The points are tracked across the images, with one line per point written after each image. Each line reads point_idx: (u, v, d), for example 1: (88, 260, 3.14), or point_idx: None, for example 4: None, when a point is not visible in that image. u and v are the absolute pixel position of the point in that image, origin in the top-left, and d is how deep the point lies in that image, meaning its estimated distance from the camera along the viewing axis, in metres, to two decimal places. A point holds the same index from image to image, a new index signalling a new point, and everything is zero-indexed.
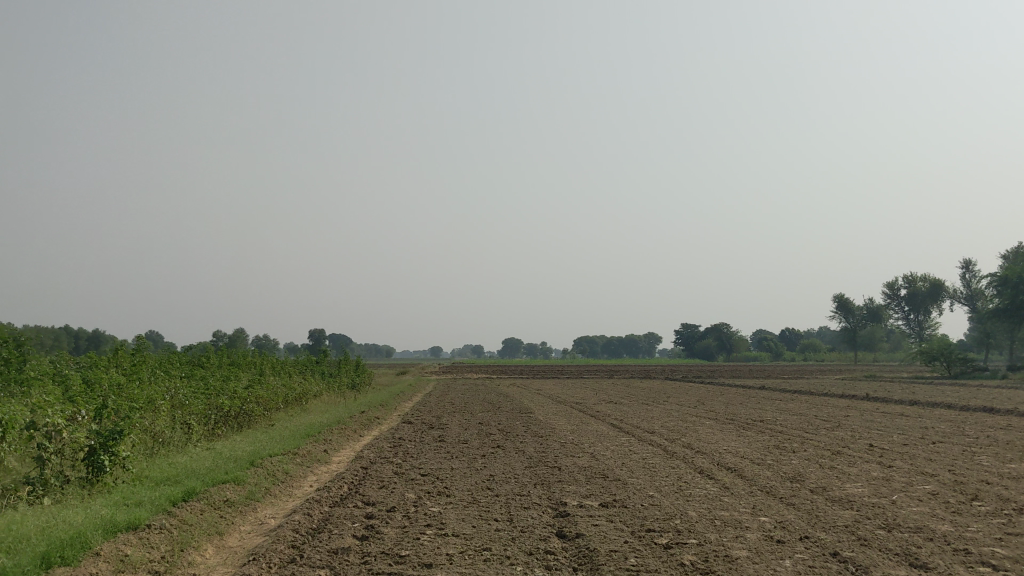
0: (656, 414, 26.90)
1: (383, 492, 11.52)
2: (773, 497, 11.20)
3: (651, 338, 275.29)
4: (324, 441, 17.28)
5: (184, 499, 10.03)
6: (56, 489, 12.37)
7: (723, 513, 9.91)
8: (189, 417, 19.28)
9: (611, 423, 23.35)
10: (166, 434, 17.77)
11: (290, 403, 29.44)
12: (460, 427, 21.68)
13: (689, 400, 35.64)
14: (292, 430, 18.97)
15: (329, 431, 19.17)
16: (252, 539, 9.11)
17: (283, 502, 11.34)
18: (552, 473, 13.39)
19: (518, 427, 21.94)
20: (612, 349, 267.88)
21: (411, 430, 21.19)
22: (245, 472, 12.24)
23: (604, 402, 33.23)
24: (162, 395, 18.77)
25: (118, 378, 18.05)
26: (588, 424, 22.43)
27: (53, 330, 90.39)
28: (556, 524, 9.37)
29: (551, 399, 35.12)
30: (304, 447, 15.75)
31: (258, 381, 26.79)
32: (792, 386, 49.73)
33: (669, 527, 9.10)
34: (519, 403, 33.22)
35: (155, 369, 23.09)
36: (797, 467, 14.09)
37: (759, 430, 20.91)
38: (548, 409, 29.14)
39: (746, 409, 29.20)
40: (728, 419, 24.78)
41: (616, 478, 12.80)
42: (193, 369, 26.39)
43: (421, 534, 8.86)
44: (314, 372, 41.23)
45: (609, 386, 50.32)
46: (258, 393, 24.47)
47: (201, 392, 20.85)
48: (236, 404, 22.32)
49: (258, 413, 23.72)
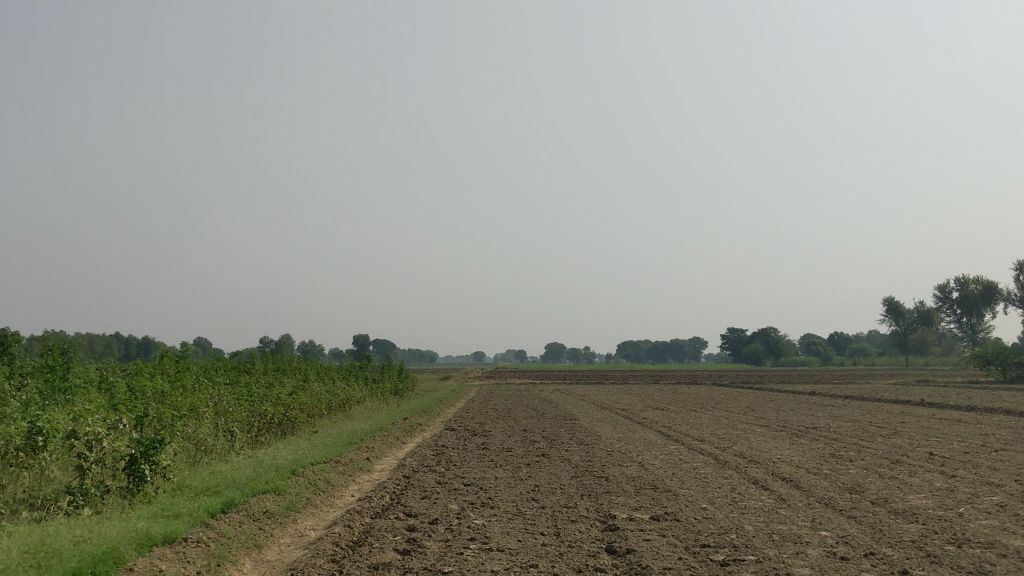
0: (704, 421, 26.32)
1: (425, 503, 11.20)
2: (832, 509, 10.69)
3: (696, 343, 272.96)
4: (366, 448, 17.04)
5: (223, 510, 9.82)
6: (96, 499, 12.28)
7: (782, 528, 9.45)
8: (233, 424, 19.19)
9: (658, 430, 22.84)
10: (209, 442, 17.68)
11: (334, 409, 29.35)
12: (505, 434, 21.33)
13: (736, 405, 34.98)
14: (335, 438, 18.77)
15: (372, 439, 18.93)
16: (291, 553, 8.82)
17: (324, 513, 11.08)
18: (599, 483, 12.97)
19: (563, 434, 21.54)
20: (656, 354, 266.06)
21: (455, 437, 20.89)
22: (286, 481, 12.01)
23: (650, 408, 32.67)
24: (206, 402, 18.70)
25: (162, 385, 18.02)
26: (635, 431, 21.97)
27: (103, 336, 91.87)
28: (605, 539, 8.98)
29: (595, 405, 34.67)
30: (347, 455, 15.52)
31: (302, 387, 26.70)
32: (842, 390, 48.70)
33: (725, 542, 8.66)
34: (564, 409, 32.79)
35: (199, 376, 23.09)
36: (856, 477, 13.53)
37: (812, 437, 20.30)
38: (594, 415, 28.67)
39: (796, 415, 28.52)
40: (779, 426, 24.13)
41: (666, 489, 12.36)
42: (237, 376, 26.40)
43: (465, 549, 8.51)
44: (358, 377, 41.22)
45: (655, 392, 49.68)
46: (302, 400, 24.35)
47: (244, 399, 20.77)
48: (279, 411, 22.22)
49: (301, 420, 23.60)
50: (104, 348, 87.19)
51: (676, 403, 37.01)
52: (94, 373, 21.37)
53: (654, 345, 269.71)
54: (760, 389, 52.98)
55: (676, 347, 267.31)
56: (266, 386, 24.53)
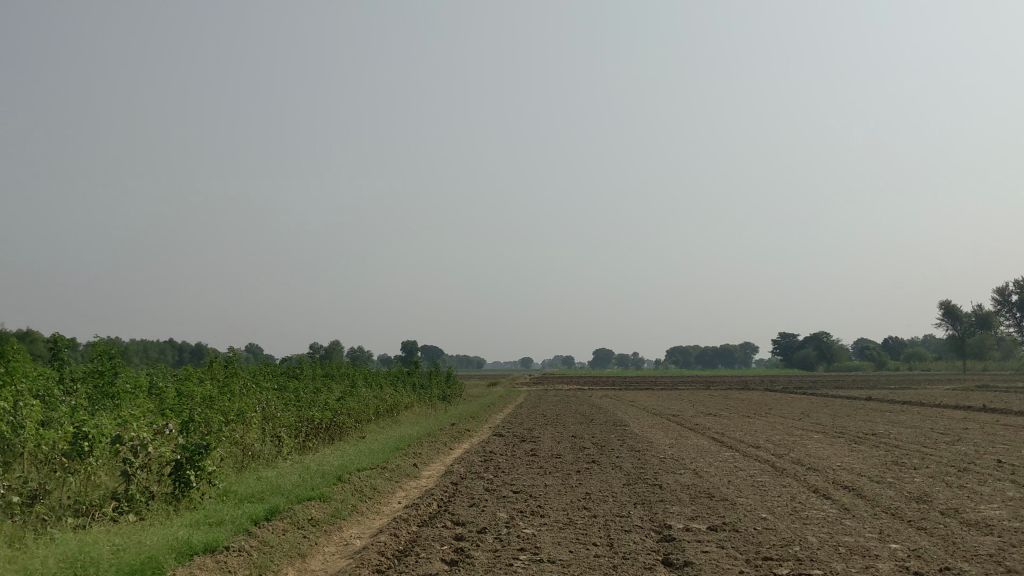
0: (759, 427, 25.70)
1: (473, 511, 10.87)
2: (900, 520, 10.17)
3: (747, 348, 269.82)
4: (414, 454, 16.78)
5: (267, 518, 9.61)
6: (142, 506, 12.20)
7: (847, 540, 8.96)
8: (281, 429, 19.10)
9: (712, 436, 22.30)
10: (256, 447, 17.59)
11: (382, 415, 29.23)
12: (554, 440, 20.96)
13: (791, 411, 34.20)
14: (382, 443, 18.57)
15: (420, 444, 18.69)
16: (335, 563, 8.55)
17: (370, 521, 10.82)
18: (653, 492, 12.55)
19: (614, 440, 21.10)
20: (706, 360, 263.55)
21: (504, 443, 20.58)
22: (332, 488, 11.78)
23: (703, 414, 32.06)
24: (253, 407, 18.64)
25: (210, 390, 18.00)
26: (687, 438, 21.45)
27: (158, 343, 93.45)
28: (661, 550, 8.58)
29: (646, 411, 34.11)
30: (394, 461, 15.29)
31: (350, 392, 26.61)
32: (901, 396, 47.51)
33: (788, 555, 8.22)
34: (614, 415, 32.32)
35: (248, 381, 23.10)
36: (922, 486, 12.94)
37: (872, 444, 19.64)
38: (645, 421, 28.18)
39: (854, 421, 27.74)
40: (837, 433, 23.44)
41: (723, 498, 11.90)
42: (286, 381, 26.39)
43: (514, 560, 8.17)
44: (407, 383, 41.18)
45: (707, 397, 49.03)
46: (350, 405, 24.24)
47: (292, 404, 20.69)
48: (327, 416, 22.11)
49: (349, 425, 23.48)
50: (159, 355, 88.68)
51: (729, 409, 36.31)
52: (145, 379, 21.46)
53: (703, 351, 267.14)
54: (815, 395, 52.19)
55: (726, 353, 264.50)
56: (314, 391, 24.46)
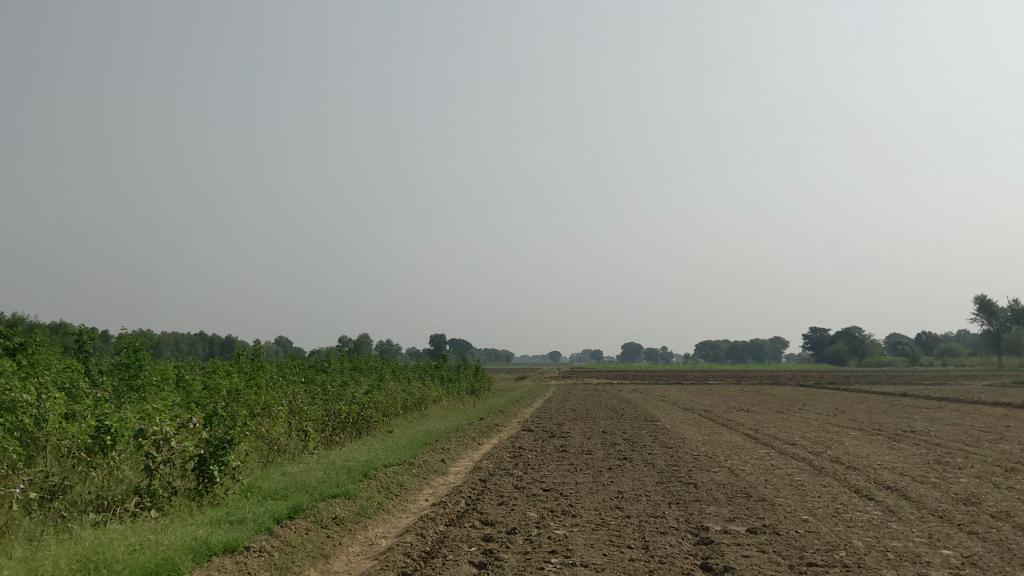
0: (792, 423, 25.17)
1: (502, 510, 10.53)
2: (949, 523, 9.71)
3: (777, 343, 267.55)
4: (441, 450, 16.47)
5: (290, 516, 9.32)
6: (164, 502, 11.95)
7: (896, 544, 8.53)
8: (307, 423, 18.85)
9: (745, 433, 21.81)
10: (282, 442, 17.36)
11: (410, 409, 28.97)
12: (584, 436, 20.57)
13: (825, 407, 33.54)
14: (409, 438, 18.27)
15: (448, 439, 18.37)
16: (360, 564, 8.24)
17: (396, 519, 10.51)
18: (688, 491, 12.14)
19: (645, 436, 20.69)
20: (736, 354, 261.62)
21: (533, 439, 20.22)
22: (357, 485, 11.48)
23: (735, 409, 31.54)
24: (280, 400, 18.41)
25: (236, 383, 17.77)
26: (720, 434, 21.00)
27: (188, 336, 94.12)
28: (699, 554, 8.20)
29: (676, 407, 33.61)
30: (422, 456, 14.99)
31: (377, 386, 26.34)
32: (936, 393, 46.60)
33: (834, 561, 7.80)
34: (644, 409, 31.88)
35: (275, 374, 22.89)
36: (968, 487, 12.45)
37: (912, 442, 19.08)
38: (676, 416, 27.72)
39: (891, 418, 27.14)
40: (874, 430, 22.86)
41: (761, 498, 11.49)
42: (313, 374, 26.19)
43: (546, 564, 7.82)
44: (435, 377, 40.94)
45: (737, 392, 48.35)
46: (377, 399, 23.97)
47: (318, 398, 20.44)
48: (354, 410, 21.84)
49: (377, 419, 23.21)
50: (189, 348, 89.29)
51: (760, 404, 35.71)
52: (172, 372, 21.29)
53: (733, 345, 265.22)
54: (848, 391, 51.42)
55: (756, 347, 262.36)
56: (341, 384, 24.22)
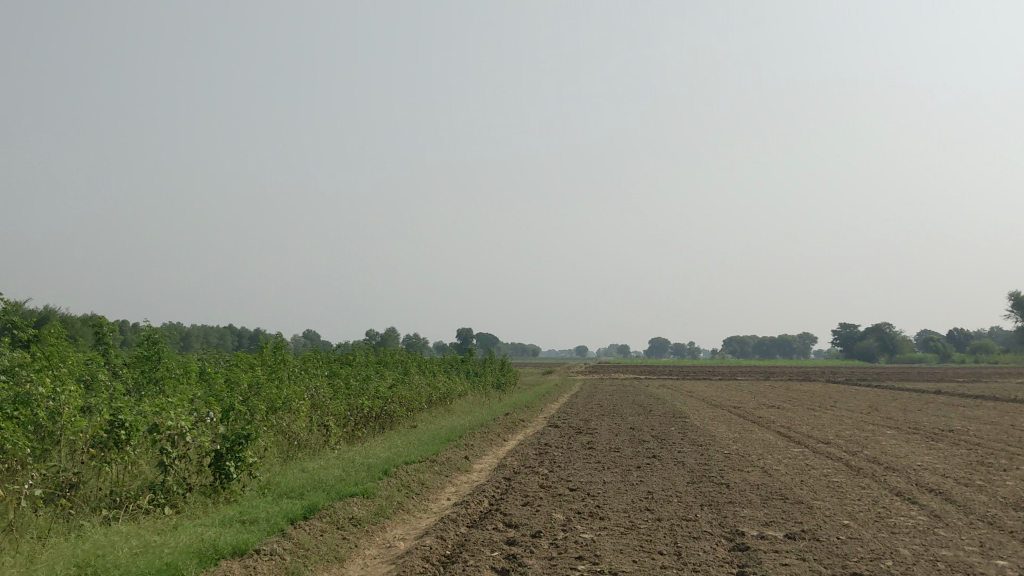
0: (826, 421, 24.53)
1: (527, 511, 10.09)
2: (1000, 530, 9.16)
3: (806, 339, 265.12)
4: (464, 446, 16.04)
5: (304, 516, 8.95)
6: (178, 499, 11.59)
7: (945, 553, 8.02)
8: (328, 418, 18.50)
9: (777, 431, 21.23)
10: (303, 437, 17.02)
11: (434, 403, 28.62)
12: (611, 433, 20.09)
13: (858, 404, 32.78)
14: (433, 434, 17.87)
15: (472, 435, 17.96)
16: (376, 569, 7.84)
17: (416, 520, 10.10)
18: (720, 492, 11.64)
19: (674, 433, 20.17)
20: (764, 350, 259.60)
21: (559, 435, 19.77)
22: (377, 483, 11.09)
23: (765, 406, 30.91)
24: (302, 394, 18.07)
25: (257, 377, 17.42)
26: (751, 432, 20.45)
27: (217, 328, 94.63)
28: (734, 562, 7.73)
29: (706, 403, 33.01)
30: (445, 453, 14.58)
31: (401, 380, 25.99)
32: (972, 390, 45.59)
33: (881, 572, 7.30)
34: (672, 405, 31.33)
35: (297, 367, 22.60)
36: (1017, 490, 11.85)
37: (952, 442, 18.41)
38: (706, 413, 27.16)
39: (928, 416, 26.41)
40: (911, 428, 22.19)
41: (798, 501, 10.97)
42: (336, 367, 25.88)
43: (572, 571, 7.38)
44: (461, 371, 40.57)
45: (768, 388, 47.60)
46: (401, 393, 23.60)
47: (341, 392, 20.09)
48: (377, 405, 21.48)
49: (400, 414, 22.86)
50: (218, 340, 89.71)
51: (791, 400, 35.01)
52: (193, 365, 21.01)
53: (762, 340, 263.10)
54: (881, 387, 50.45)
55: (785, 343, 260.08)
56: (364, 378, 23.88)
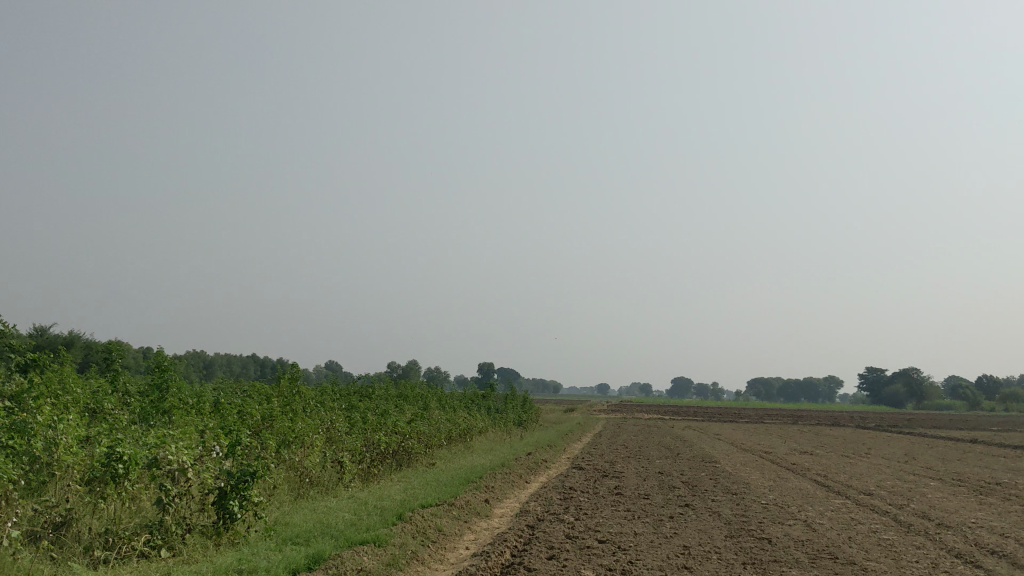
0: (864, 470, 23.41)
1: (553, 566, 9.20)
2: None
3: (831, 382, 261.71)
4: (485, 488, 15.16)
5: (307, 568, 8.14)
6: (177, 540, 10.78)
7: None
8: (344, 454, 17.67)
9: (813, 479, 20.18)
10: (315, 474, 16.21)
11: (454, 440, 27.76)
12: (639, 477, 19.13)
13: (896, 453, 31.52)
14: (451, 474, 16.97)
15: (493, 476, 17.06)
16: None
17: (431, 573, 9.24)
18: (763, 549, 10.69)
19: (705, 479, 19.18)
20: (789, 392, 256.40)
21: (583, 478, 18.84)
22: (389, 530, 10.25)
23: (799, 452, 29.75)
24: (316, 429, 17.28)
25: (270, 409, 16.65)
26: (787, 480, 19.44)
27: (240, 357, 94.29)
28: None
29: (735, 447, 31.88)
30: (464, 496, 13.71)
31: (421, 415, 25.16)
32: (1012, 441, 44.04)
33: None
34: (700, 449, 30.22)
35: (314, 400, 21.83)
36: None
37: (1003, 497, 17.31)
38: (736, 458, 26.09)
39: (971, 468, 25.19)
40: (956, 481, 21.02)
41: (849, 560, 10.03)
42: (355, 400, 25.11)
43: None
44: (482, 407, 39.66)
45: (797, 433, 46.26)
46: (421, 428, 22.76)
47: (357, 427, 19.29)
48: (394, 441, 20.64)
49: (418, 451, 21.98)
50: (241, 370, 89.41)
51: (825, 447, 33.77)
52: (206, 395, 20.28)
53: (786, 382, 260.10)
54: (916, 435, 48.90)
55: (810, 385, 256.92)
56: (382, 412, 23.08)
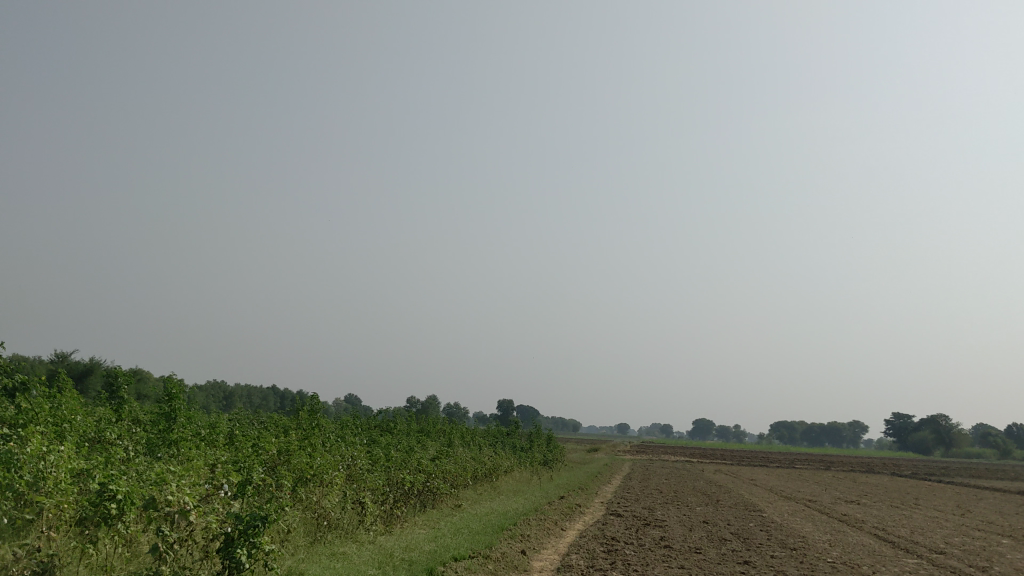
0: (924, 523, 21.72)
1: None
2: None
3: (856, 426, 257.19)
4: (520, 538, 13.68)
5: None
6: None
7: None
8: (365, 494, 16.23)
9: (873, 533, 18.57)
10: (333, 516, 14.78)
11: (479, 479, 26.28)
12: (684, 527, 17.60)
13: (947, 504, 29.69)
14: (483, 519, 15.48)
15: (527, 523, 15.58)
16: None
17: None
18: None
19: (756, 532, 17.65)
20: (812, 436, 252.13)
21: (623, 526, 17.35)
22: None
23: (845, 502, 27.98)
24: (335, 466, 15.90)
25: (285, 444, 15.29)
26: (846, 534, 17.86)
27: (260, 388, 93.28)
28: None
29: (776, 494, 30.13)
30: (499, 546, 12.28)
31: (446, 452, 23.72)
32: None
33: None
34: (740, 495, 28.51)
35: (335, 433, 20.54)
36: None
37: None
38: (781, 507, 24.44)
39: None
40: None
41: None
42: (376, 435, 23.77)
43: None
44: (507, 445, 38.13)
45: (835, 480, 44.34)
46: (446, 467, 21.31)
47: (378, 465, 17.90)
48: (419, 480, 19.20)
49: (444, 492, 20.52)
50: (261, 401, 88.25)
51: (871, 496, 31.94)
52: (220, 426, 19.04)
53: (810, 426, 255.84)
54: (958, 484, 46.84)
55: (835, 429, 252.53)
56: (406, 448, 21.71)
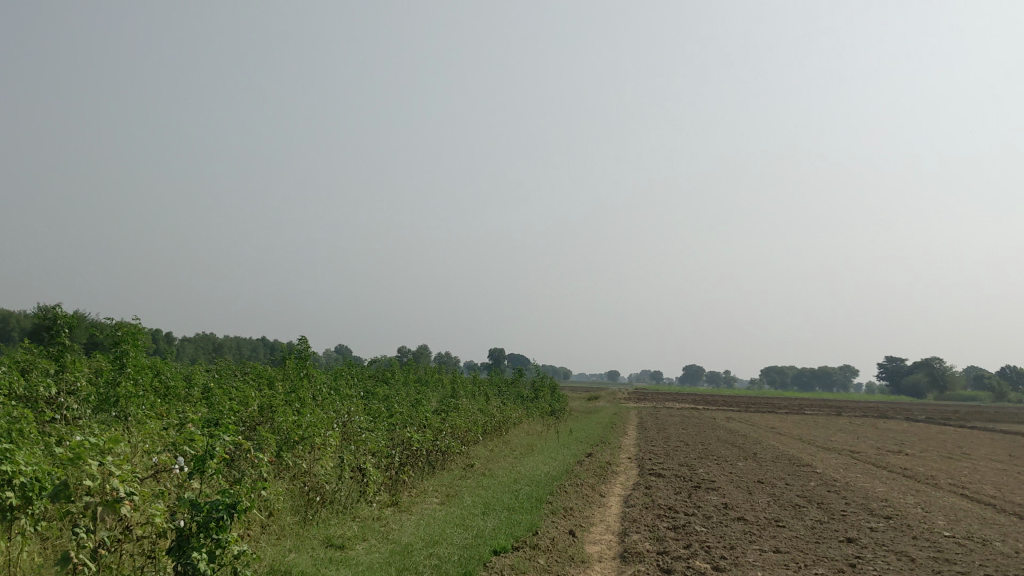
0: (997, 478, 19.12)
1: None
2: None
3: (848, 371, 256.45)
4: (564, 513, 10.95)
5: None
6: None
7: None
8: (364, 459, 13.40)
9: (960, 492, 15.85)
10: (324, 490, 11.93)
11: (489, 434, 23.53)
12: (743, 490, 14.86)
13: (1001, 454, 27.01)
14: (510, 489, 12.68)
15: (561, 490, 12.78)
16: None
17: None
18: None
19: (826, 494, 14.91)
20: (804, 379, 251.22)
21: (670, 490, 14.62)
22: None
23: (895, 453, 25.23)
24: (328, 425, 13.08)
25: (268, 401, 12.47)
26: (934, 495, 15.14)
27: (249, 339, 90.95)
28: None
29: (813, 445, 27.45)
30: (545, 529, 9.49)
31: (454, 404, 20.93)
32: None
33: None
34: (774, 447, 25.86)
35: (330, 386, 17.75)
36: None
37: None
38: (830, 461, 21.76)
39: None
40: None
41: None
42: (373, 387, 20.95)
43: None
44: (512, 395, 35.44)
45: (857, 427, 41.74)
46: (456, 422, 18.61)
47: (380, 424, 15.07)
48: (427, 438, 16.39)
49: (454, 451, 17.76)
50: (250, 353, 85.68)
51: (912, 445, 29.28)
52: (194, 378, 16.25)
53: (802, 371, 255.10)
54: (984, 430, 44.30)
55: (826, 372, 251.87)
56: (409, 402, 18.93)
